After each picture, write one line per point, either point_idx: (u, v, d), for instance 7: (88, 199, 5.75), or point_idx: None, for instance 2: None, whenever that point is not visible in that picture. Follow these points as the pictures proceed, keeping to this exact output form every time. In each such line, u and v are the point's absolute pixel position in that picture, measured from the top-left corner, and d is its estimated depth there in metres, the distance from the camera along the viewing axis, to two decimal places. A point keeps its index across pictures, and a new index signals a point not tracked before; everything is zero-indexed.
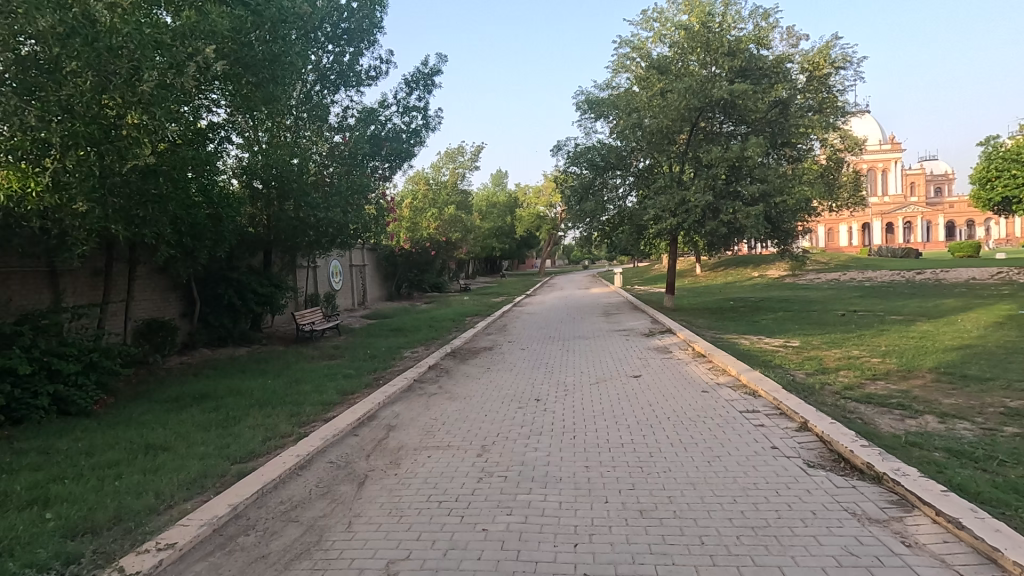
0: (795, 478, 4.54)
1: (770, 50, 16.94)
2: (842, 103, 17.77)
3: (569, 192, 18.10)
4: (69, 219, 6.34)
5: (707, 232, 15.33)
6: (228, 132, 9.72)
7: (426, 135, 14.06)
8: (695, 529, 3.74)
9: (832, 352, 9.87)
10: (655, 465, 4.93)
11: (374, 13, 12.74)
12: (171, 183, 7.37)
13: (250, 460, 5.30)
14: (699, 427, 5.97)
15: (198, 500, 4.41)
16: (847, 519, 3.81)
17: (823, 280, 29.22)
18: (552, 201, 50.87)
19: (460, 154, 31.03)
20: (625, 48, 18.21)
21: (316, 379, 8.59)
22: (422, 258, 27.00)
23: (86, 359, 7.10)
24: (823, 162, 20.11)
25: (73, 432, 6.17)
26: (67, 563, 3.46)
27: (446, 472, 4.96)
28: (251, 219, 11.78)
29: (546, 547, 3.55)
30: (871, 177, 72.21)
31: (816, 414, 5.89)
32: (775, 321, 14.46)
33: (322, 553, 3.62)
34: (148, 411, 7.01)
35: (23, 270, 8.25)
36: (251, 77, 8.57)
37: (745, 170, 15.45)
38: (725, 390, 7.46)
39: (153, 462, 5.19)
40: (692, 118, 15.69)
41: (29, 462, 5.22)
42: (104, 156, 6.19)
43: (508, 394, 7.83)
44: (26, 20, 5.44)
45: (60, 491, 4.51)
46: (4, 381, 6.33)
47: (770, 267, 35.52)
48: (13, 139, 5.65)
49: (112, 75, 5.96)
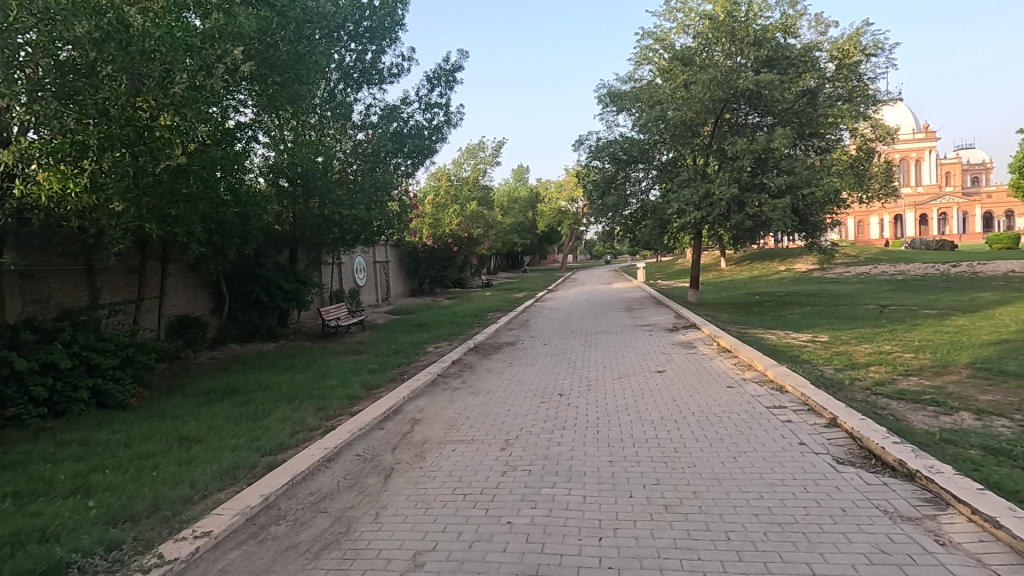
0: (824, 474, 4.46)
1: (798, 39, 16.56)
2: (873, 92, 17.30)
3: (590, 186, 18.02)
4: (105, 220, 6.51)
5: (732, 225, 15.10)
6: (255, 131, 9.91)
7: (447, 131, 14.16)
8: (721, 525, 3.72)
9: (861, 347, 9.63)
10: (680, 460, 4.91)
11: (396, 11, 12.84)
12: (201, 183, 7.55)
13: (280, 452, 5.44)
14: (724, 423, 5.89)
15: (232, 491, 4.54)
16: (878, 516, 3.74)
17: (853, 274, 28.64)
18: (575, 195, 50.86)
19: (482, 150, 31.03)
20: (647, 39, 17.96)
21: (341, 374, 8.75)
22: (443, 254, 27.20)
23: (123, 354, 7.39)
24: (853, 152, 19.58)
25: (112, 424, 6.42)
26: (109, 549, 3.61)
27: (470, 465, 5.01)
28: (277, 217, 11.98)
29: (570, 541, 3.57)
30: (904, 167, 70.64)
31: (846, 410, 5.76)
32: (801, 316, 14.21)
33: (350, 544, 3.70)
34: (181, 405, 7.22)
35: (62, 268, 8.55)
36: (277, 76, 8.75)
37: (772, 162, 15.09)
38: (750, 385, 7.37)
39: (186, 454, 5.36)
40: (716, 110, 15.47)
41: (71, 452, 5.44)
42: (138, 157, 6.35)
43: (531, 388, 7.85)
44: (65, 27, 5.63)
45: (101, 481, 4.69)
46: (46, 374, 6.61)
47: (798, 260, 34.94)
48: (54, 141, 5.87)
49: (144, 78, 6.20)
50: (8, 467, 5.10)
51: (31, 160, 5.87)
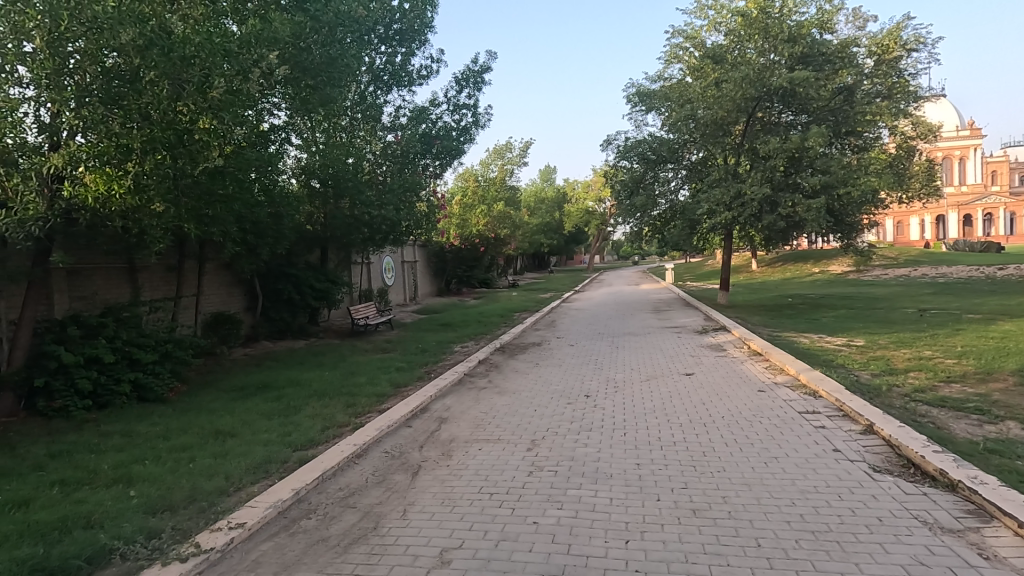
0: (859, 483, 4.34)
1: (835, 34, 16.11)
2: (914, 88, 16.73)
3: (618, 186, 17.89)
4: (146, 220, 6.76)
5: (764, 226, 14.81)
6: (288, 133, 10.15)
7: (475, 132, 14.23)
8: (751, 531, 3.65)
9: (900, 352, 9.33)
10: (709, 464, 4.84)
11: (425, 13, 12.97)
12: (236, 184, 7.81)
13: (310, 448, 5.56)
14: (755, 427, 5.78)
15: (264, 484, 4.66)
16: (917, 527, 3.62)
17: (891, 276, 27.79)
18: (603, 195, 50.57)
19: (510, 150, 31.10)
20: (677, 38, 17.74)
21: (369, 372, 8.89)
22: (470, 254, 27.37)
23: (161, 349, 7.67)
24: (892, 151, 18.96)
25: (151, 416, 6.66)
26: (149, 537, 3.75)
27: (496, 465, 5.04)
28: (309, 217, 12.18)
29: (596, 543, 3.56)
30: (947, 166, 68.09)
31: (884, 416, 5.59)
32: (836, 319, 13.83)
33: (378, 539, 3.76)
34: (216, 400, 7.45)
35: (106, 266, 8.91)
36: (310, 80, 8.97)
37: (806, 161, 14.72)
38: (782, 390, 7.21)
39: (221, 447, 5.52)
40: (748, 108, 15.18)
41: (114, 443, 5.66)
42: (177, 160, 6.61)
43: (557, 389, 7.84)
44: (111, 34, 5.84)
45: (141, 471, 4.87)
46: (91, 368, 6.90)
47: (833, 262, 34.02)
48: (100, 145, 6.05)
49: (184, 83, 6.36)
50: (55, 456, 5.33)
51: (78, 163, 6.03)
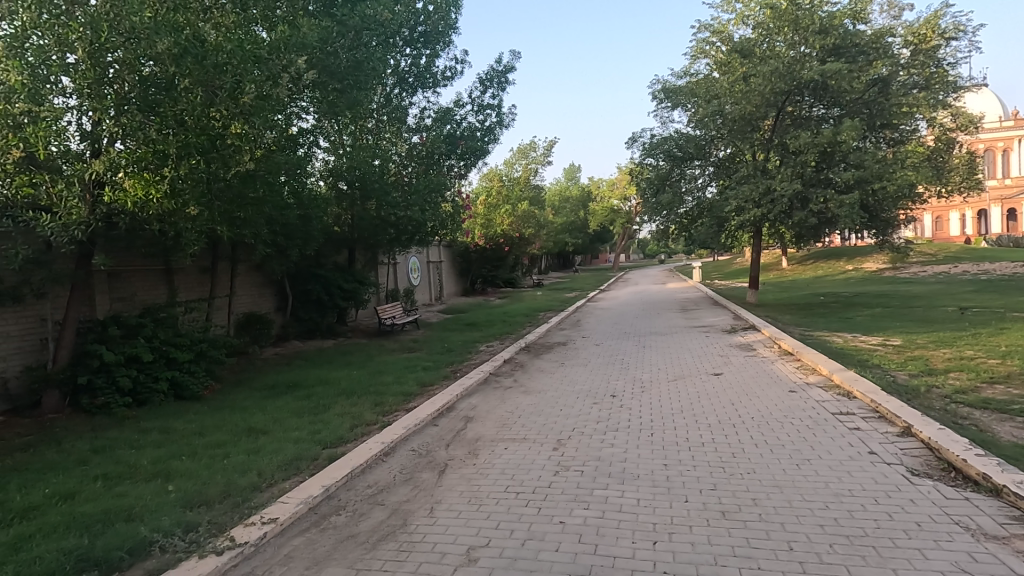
0: (896, 486, 4.20)
1: (869, 24, 15.63)
2: (954, 78, 16.11)
3: (644, 184, 17.74)
4: (182, 223, 6.98)
5: (795, 223, 14.48)
6: (316, 137, 10.36)
7: (500, 132, 14.26)
8: (782, 534, 3.58)
9: (940, 352, 9.00)
10: (738, 465, 4.76)
11: (449, 15, 13.06)
12: (266, 187, 8.00)
13: (339, 445, 5.66)
14: (786, 429, 5.65)
15: (295, 481, 4.76)
16: (959, 534, 3.49)
17: (929, 273, 26.85)
18: (628, 193, 50.13)
19: (534, 150, 31.08)
20: (703, 33, 17.48)
21: (396, 371, 9.00)
22: (495, 254, 27.44)
23: (196, 348, 7.90)
24: (931, 143, 18.30)
25: (187, 414, 6.86)
26: (186, 530, 3.86)
27: (522, 464, 5.04)
28: (336, 219, 12.34)
29: (623, 543, 3.54)
30: (989, 159, 65.47)
31: (922, 418, 5.40)
32: (871, 318, 13.43)
33: (406, 537, 3.81)
34: (249, 398, 7.64)
35: (144, 268, 9.23)
36: (337, 83, 9.21)
37: (838, 156, 14.33)
38: (815, 390, 7.03)
39: (254, 444, 5.66)
40: (778, 103, 14.85)
41: (152, 439, 5.86)
42: (210, 164, 6.75)
43: (583, 389, 7.80)
44: (148, 44, 6.06)
45: (178, 467, 5.03)
46: (131, 367, 7.15)
47: (868, 259, 33.04)
48: (138, 151, 6.27)
49: (217, 90, 6.57)
50: (98, 451, 5.55)
51: (118, 169, 6.23)
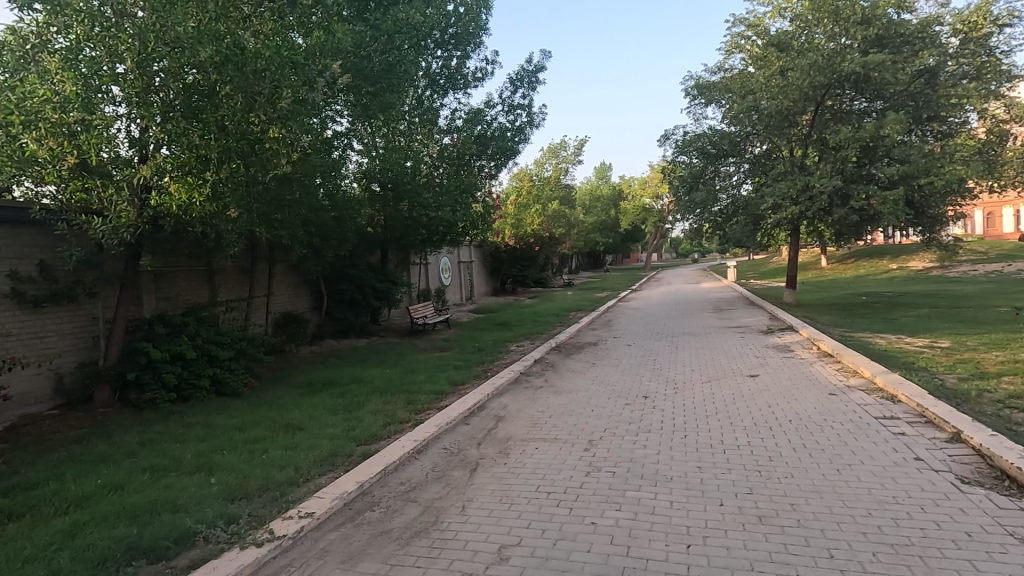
0: (945, 494, 4.03)
1: (914, 12, 15.02)
2: (1008, 66, 15.32)
3: (677, 182, 17.56)
4: (223, 225, 7.22)
5: (835, 220, 14.10)
6: (350, 139, 10.58)
7: (530, 131, 14.25)
8: (823, 541, 3.47)
9: (992, 354, 8.58)
10: (776, 469, 4.64)
11: (480, 16, 13.15)
12: (302, 189, 8.19)
13: (373, 442, 5.76)
14: (826, 433, 5.48)
15: (331, 476, 4.87)
16: (1013, 545, 3.33)
17: (980, 272, 25.63)
18: (660, 191, 49.46)
19: (564, 149, 30.95)
20: (738, 27, 17.11)
21: (428, 370, 9.10)
22: (525, 254, 27.45)
23: (236, 346, 8.17)
24: (982, 136, 17.46)
25: (228, 409, 7.10)
26: (228, 522, 4.00)
27: (553, 464, 5.03)
28: (370, 220, 12.49)
29: (656, 546, 3.49)
30: None
31: (973, 424, 5.16)
32: (917, 319, 12.90)
33: (438, 533, 3.85)
34: (286, 395, 7.84)
35: (188, 269, 9.58)
36: (370, 87, 9.40)
37: (881, 150, 13.82)
38: (857, 393, 6.80)
39: (291, 440, 5.81)
40: (817, 97, 14.43)
41: (196, 434, 6.08)
42: (249, 168, 6.93)
43: (614, 389, 7.73)
44: (191, 53, 6.29)
45: (220, 460, 5.21)
46: (175, 364, 7.44)
47: (914, 257, 31.74)
48: (183, 156, 6.52)
49: (257, 95, 6.68)
50: (145, 444, 5.79)
51: (163, 173, 6.54)
